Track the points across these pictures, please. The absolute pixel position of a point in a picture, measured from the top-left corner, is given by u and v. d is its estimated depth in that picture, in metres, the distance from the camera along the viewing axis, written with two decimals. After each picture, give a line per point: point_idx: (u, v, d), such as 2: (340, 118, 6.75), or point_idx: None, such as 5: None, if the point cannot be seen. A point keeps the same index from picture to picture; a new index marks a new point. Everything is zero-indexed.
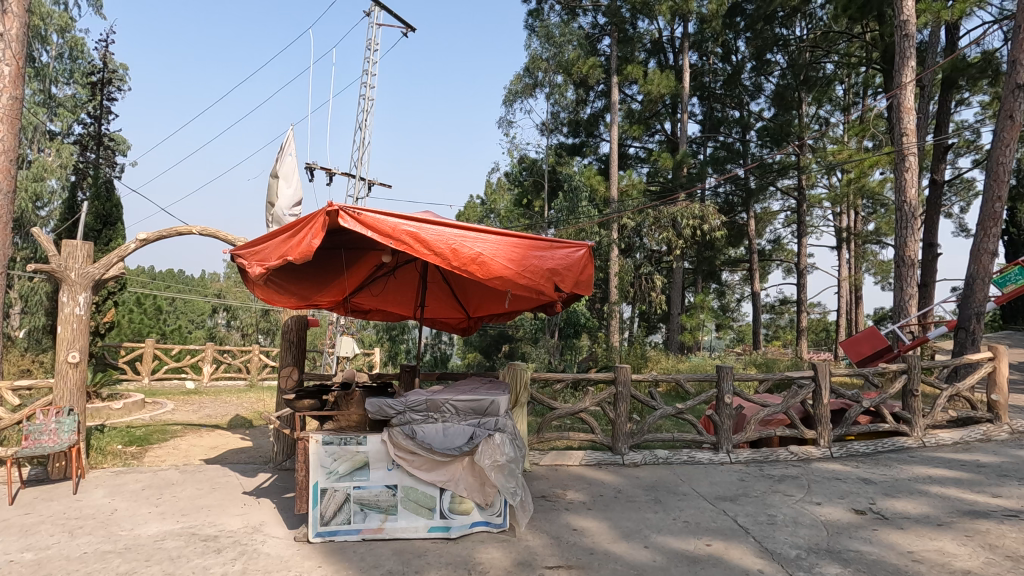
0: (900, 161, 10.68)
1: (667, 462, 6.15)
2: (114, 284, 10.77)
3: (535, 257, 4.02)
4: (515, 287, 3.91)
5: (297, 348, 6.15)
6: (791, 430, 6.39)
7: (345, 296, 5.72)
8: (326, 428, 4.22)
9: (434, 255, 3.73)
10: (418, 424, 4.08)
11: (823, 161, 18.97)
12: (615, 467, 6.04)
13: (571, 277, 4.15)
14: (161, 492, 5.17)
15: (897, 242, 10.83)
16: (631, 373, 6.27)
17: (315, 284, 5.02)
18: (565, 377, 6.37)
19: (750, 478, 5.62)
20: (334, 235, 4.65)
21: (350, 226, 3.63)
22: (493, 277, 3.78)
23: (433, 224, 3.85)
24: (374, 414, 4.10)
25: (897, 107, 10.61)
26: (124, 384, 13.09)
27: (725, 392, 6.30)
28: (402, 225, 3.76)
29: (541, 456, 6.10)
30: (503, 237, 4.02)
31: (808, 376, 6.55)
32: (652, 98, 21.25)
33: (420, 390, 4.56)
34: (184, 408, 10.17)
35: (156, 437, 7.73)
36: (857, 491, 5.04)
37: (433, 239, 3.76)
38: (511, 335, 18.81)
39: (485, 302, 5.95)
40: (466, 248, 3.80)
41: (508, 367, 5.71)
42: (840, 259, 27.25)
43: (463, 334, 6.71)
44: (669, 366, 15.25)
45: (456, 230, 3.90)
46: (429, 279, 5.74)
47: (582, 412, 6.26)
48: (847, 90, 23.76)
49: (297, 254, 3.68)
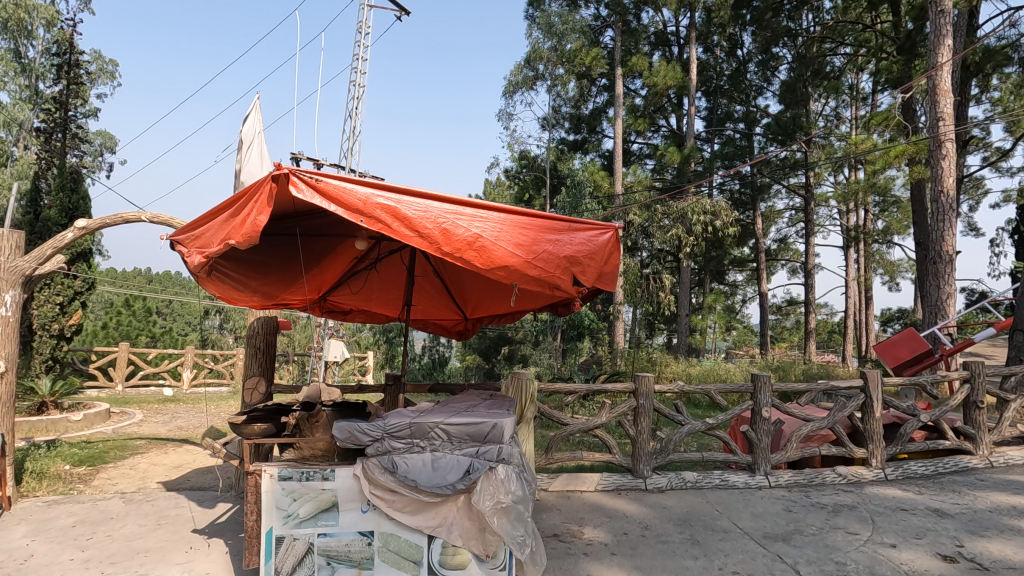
0: (935, 149, 9.79)
1: (696, 487, 5.31)
2: (80, 283, 9.86)
3: (549, 242, 3.16)
4: (523, 282, 3.05)
5: (264, 355, 5.22)
6: (837, 448, 5.55)
7: (317, 294, 4.86)
8: (287, 457, 3.39)
9: (420, 239, 2.85)
10: (400, 455, 3.22)
11: (832, 157, 18.06)
12: (637, 493, 5.18)
13: (594, 268, 3.27)
14: (93, 531, 4.27)
15: (932, 237, 9.98)
16: (653, 384, 5.41)
17: (274, 274, 4.19)
18: (576, 388, 5.51)
19: (797, 508, 4.76)
20: (299, 219, 3.83)
21: (307, 198, 2.68)
22: (494, 267, 2.94)
23: (419, 198, 2.96)
24: (343, 442, 3.22)
25: (932, 90, 9.73)
26: (95, 392, 12.17)
27: (762, 405, 5.45)
28: (379, 198, 2.83)
29: (551, 481, 5.23)
30: (508, 216, 3.15)
31: (856, 388, 5.71)
32: (658, 90, 20.28)
33: (404, 410, 3.65)
34: (153, 419, 9.27)
35: (113, 454, 6.83)
36: (935, 529, 4.17)
37: (417, 218, 2.87)
38: (510, 337, 17.93)
39: (486, 301, 5.09)
40: (460, 230, 2.92)
41: (512, 377, 4.83)
42: (849, 259, 26.37)
43: (460, 339, 5.86)
44: (679, 369, 14.33)
45: (449, 206, 3.01)
46: (419, 274, 4.89)
47: (596, 429, 5.41)
48: (857, 85, 22.96)
49: (240, 237, 2.73)
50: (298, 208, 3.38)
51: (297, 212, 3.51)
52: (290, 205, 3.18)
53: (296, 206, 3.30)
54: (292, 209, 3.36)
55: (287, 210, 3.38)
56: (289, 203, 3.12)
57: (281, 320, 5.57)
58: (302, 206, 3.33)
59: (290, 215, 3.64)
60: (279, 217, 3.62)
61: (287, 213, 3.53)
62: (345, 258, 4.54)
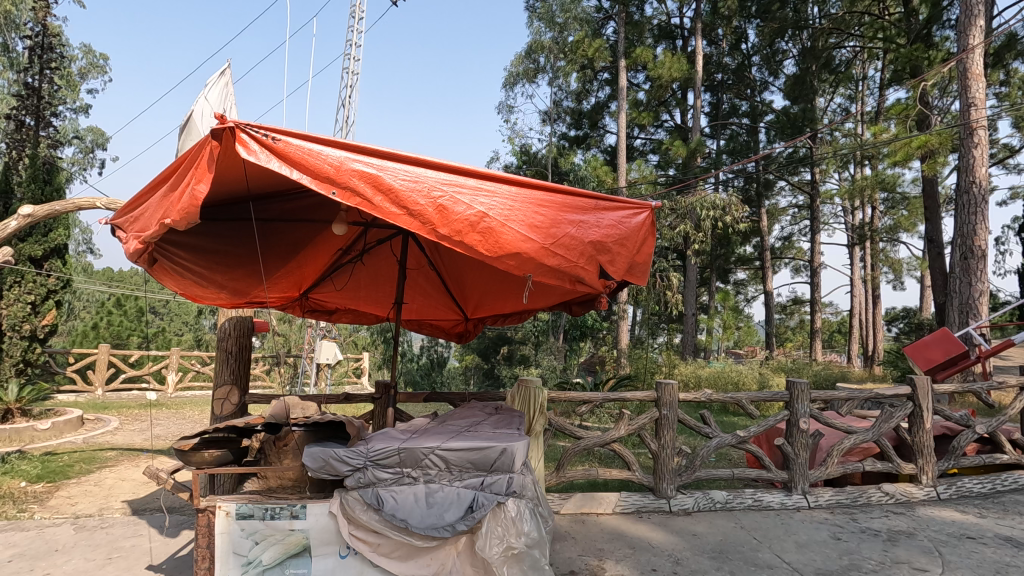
0: (966, 137, 9.30)
1: (727, 508, 4.72)
2: (54, 280, 9.25)
3: (572, 224, 2.54)
4: (539, 275, 2.46)
5: (236, 361, 4.54)
6: (883, 463, 4.96)
7: (300, 289, 4.33)
8: (249, 488, 2.78)
9: (409, 219, 2.24)
10: (387, 487, 2.61)
11: (839, 152, 17.46)
12: (661, 516, 4.58)
13: (625, 256, 2.66)
14: (29, 568, 3.63)
15: (961, 231, 9.41)
16: (677, 393, 4.80)
17: (247, 266, 3.68)
18: (590, 396, 4.90)
19: (847, 535, 4.16)
20: (269, 198, 3.29)
21: (258, 161, 2.04)
22: (503, 255, 2.35)
23: (408, 164, 2.33)
24: (316, 473, 2.56)
25: (963, 74, 9.19)
26: (75, 396, 11.56)
27: (800, 415, 4.85)
28: (357, 162, 2.19)
29: (563, 503, 4.62)
30: (520, 190, 2.53)
31: (902, 396, 5.12)
32: (662, 83, 19.56)
33: (392, 429, 3.03)
34: (131, 427, 8.65)
35: (78, 469, 6.21)
36: (1016, 566, 3.57)
37: (407, 190, 2.25)
38: (509, 337, 17.35)
39: (490, 297, 4.48)
40: (460, 209, 2.31)
41: (520, 385, 4.21)
42: (854, 258, 25.82)
43: (460, 342, 5.24)
44: (687, 370, 13.74)
45: (447, 175, 2.39)
46: (411, 266, 4.30)
47: (613, 444, 4.80)
48: (866, 79, 22.33)
49: (178, 214, 2.11)
50: (261, 186, 2.84)
51: (261, 190, 2.98)
52: (243, 179, 2.56)
53: (249, 182, 2.70)
54: (254, 185, 2.82)
55: (249, 187, 2.84)
56: (242, 176, 2.49)
57: (256, 321, 4.90)
58: (256, 183, 2.74)
59: (254, 193, 3.10)
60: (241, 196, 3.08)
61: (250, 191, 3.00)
62: (326, 249, 3.98)
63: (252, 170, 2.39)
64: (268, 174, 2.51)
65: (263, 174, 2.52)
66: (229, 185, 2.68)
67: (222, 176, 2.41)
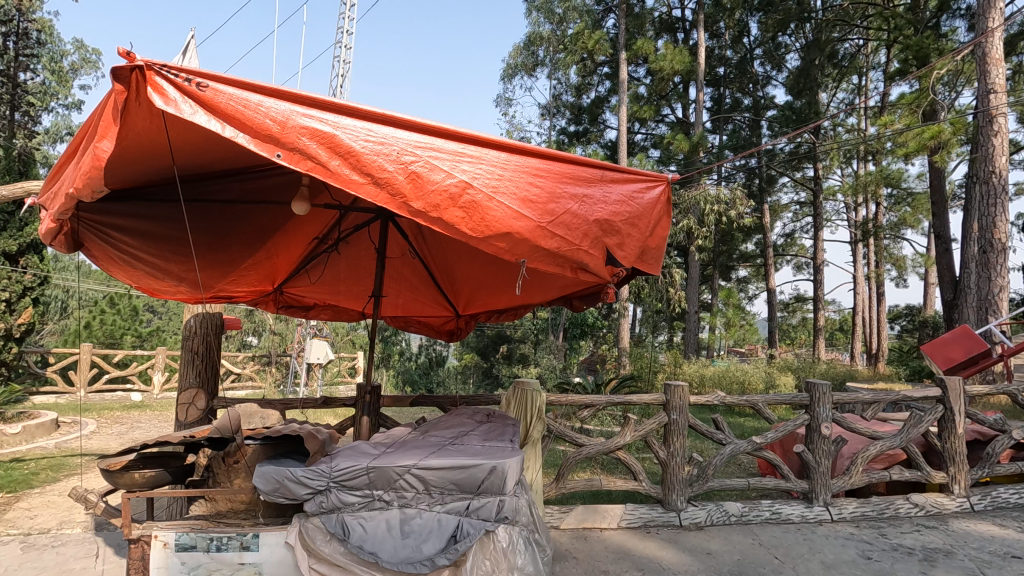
0: (984, 125, 8.88)
1: (743, 522, 4.32)
2: (30, 276, 8.87)
3: (575, 199, 2.13)
4: (534, 261, 2.05)
5: (202, 363, 4.08)
6: (911, 472, 4.55)
7: (273, 282, 3.92)
8: (194, 514, 2.35)
9: (374, 189, 1.83)
10: (355, 513, 2.17)
11: (843, 148, 16.95)
12: (671, 532, 4.16)
13: (635, 239, 2.26)
14: None
15: (980, 223, 8.99)
16: (688, 396, 4.38)
17: (206, 253, 3.26)
18: (591, 399, 4.49)
19: (878, 553, 3.76)
20: (226, 176, 2.87)
21: (179, 113, 1.62)
22: (490, 235, 1.95)
23: (374, 120, 1.90)
24: (268, 496, 2.13)
25: (981, 59, 8.77)
26: (56, 397, 11.18)
27: (821, 419, 4.44)
28: (308, 119, 1.77)
29: (563, 517, 4.21)
30: (514, 156, 2.10)
31: (930, 398, 4.72)
32: (664, 76, 18.92)
33: (366, 441, 2.58)
34: (109, 430, 8.25)
35: (43, 477, 5.79)
36: None
37: (372, 153, 1.83)
38: (507, 335, 16.90)
39: (483, 290, 4.07)
40: (438, 180, 1.90)
41: (515, 388, 3.80)
42: (858, 254, 25.36)
43: (451, 340, 4.83)
44: (691, 370, 13.28)
45: (423, 136, 1.96)
46: (394, 256, 3.89)
47: (619, 452, 4.37)
48: (870, 72, 21.88)
49: (83, 181, 1.71)
50: (206, 158, 2.45)
51: (213, 164, 2.58)
52: (167, 148, 2.16)
53: (175, 155, 2.30)
54: (197, 158, 2.42)
55: (191, 160, 2.44)
56: (162, 143, 2.09)
57: (227, 320, 4.43)
58: (187, 155, 2.34)
59: (205, 170, 2.68)
60: (189, 173, 2.67)
61: (199, 166, 2.59)
62: (299, 235, 3.57)
63: (181, 130, 1.98)
64: (198, 139, 2.10)
65: (190, 139, 2.10)
66: (148, 159, 2.28)
67: (142, 141, 2.02)
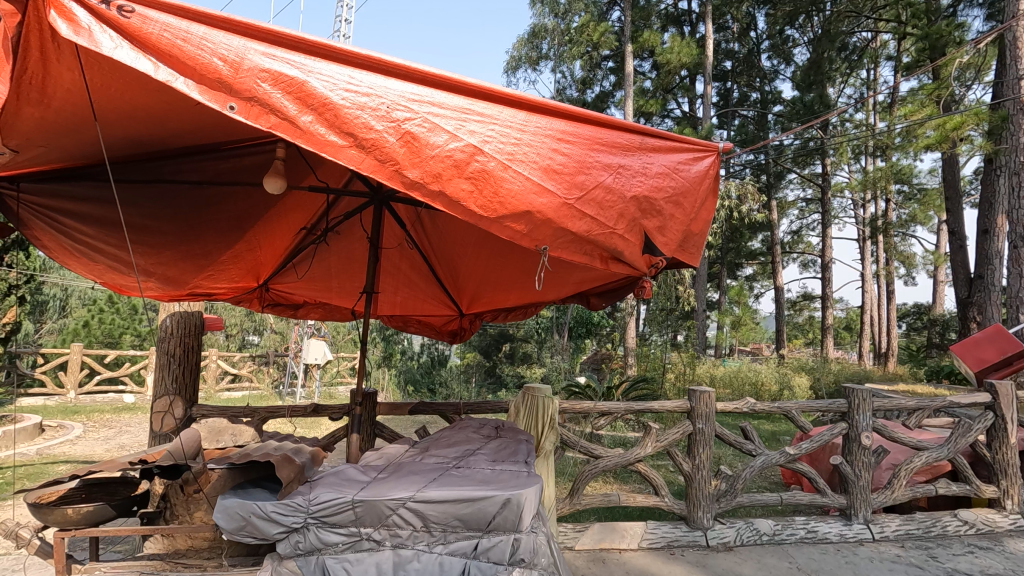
0: (1016, 114, 8.43)
1: (775, 541, 3.93)
2: (15, 273, 8.51)
3: (609, 172, 1.74)
4: (557, 248, 1.67)
5: (178, 368, 3.66)
6: (960, 486, 4.14)
7: (257, 277, 3.54)
8: (149, 554, 1.97)
9: (357, 152, 1.43)
10: (337, 554, 1.76)
11: (853, 143, 16.44)
12: (697, 553, 3.77)
13: (676, 224, 1.88)
14: None
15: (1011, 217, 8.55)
16: (714, 402, 3.98)
17: (174, 244, 2.89)
18: (608, 406, 4.09)
19: None
20: (195, 155, 2.50)
21: (93, 45, 1.23)
22: (504, 216, 1.56)
23: (356, 64, 1.50)
24: (232, 536, 1.74)
25: (1012, 45, 8.34)
26: (44, 399, 10.83)
27: (862, 428, 4.04)
28: (267, 59, 1.38)
29: (578, 537, 3.81)
30: (534, 117, 1.71)
31: (979, 405, 4.30)
32: (670, 69, 18.27)
33: (356, 465, 2.18)
34: (95, 435, 7.87)
35: (18, 487, 5.43)
36: None
37: (350, 109, 1.43)
38: (511, 334, 16.53)
39: (492, 284, 3.67)
40: (438, 144, 1.50)
41: (525, 394, 3.40)
42: (868, 251, 24.84)
43: (453, 340, 4.42)
44: (701, 371, 12.80)
45: (420, 86, 1.56)
46: (392, 247, 3.49)
47: (638, 464, 3.96)
48: (881, 66, 21.36)
49: None
50: (161, 125, 2.09)
51: (174, 135, 2.22)
52: (104, 105, 1.79)
53: (120, 119, 1.96)
54: (151, 124, 2.06)
55: (144, 128, 2.07)
56: (94, 101, 1.74)
57: (208, 320, 4.01)
58: (136, 119, 1.98)
59: (167, 144, 2.32)
60: (147, 147, 2.30)
61: (158, 138, 2.23)
62: (283, 226, 3.19)
63: (115, 75, 1.60)
64: (140, 90, 1.74)
65: (131, 93, 1.75)
66: (87, 125, 1.92)
67: (66, 94, 1.64)
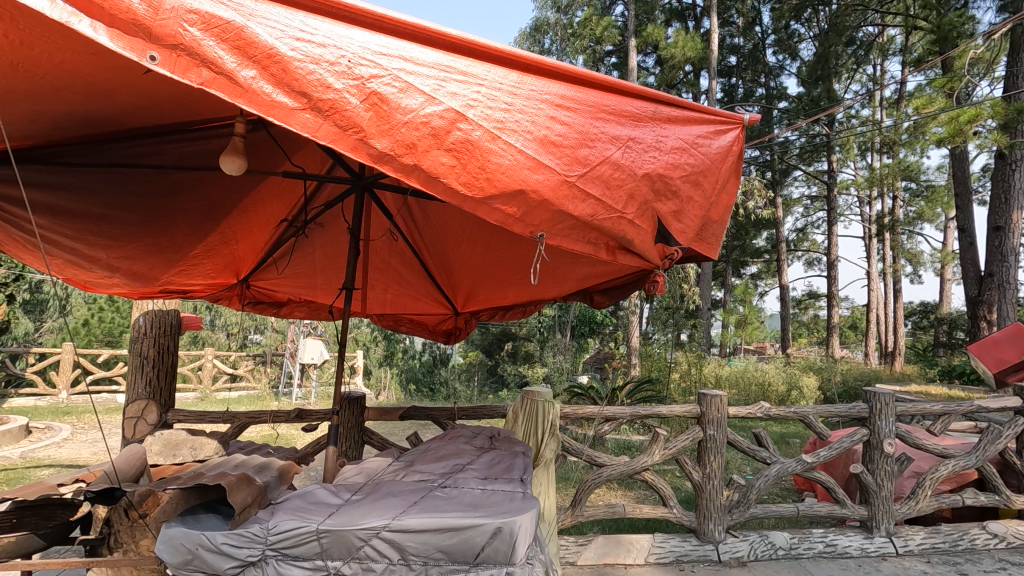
0: None
1: (791, 556, 3.67)
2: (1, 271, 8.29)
3: (616, 143, 1.49)
4: (554, 233, 1.41)
5: (151, 371, 3.39)
6: (988, 496, 3.88)
7: (235, 273, 3.29)
8: None
9: (312, 117, 1.19)
10: None
11: (860, 138, 16.10)
12: (708, 569, 3.51)
13: (695, 205, 1.63)
14: None
15: None
16: (726, 407, 3.72)
17: (139, 236, 2.63)
18: (612, 409, 3.84)
19: None
20: (157, 136, 2.25)
21: None
22: (492, 193, 1.31)
23: (310, 10, 1.25)
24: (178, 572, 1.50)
25: None
26: (36, 400, 10.62)
27: (884, 434, 3.77)
28: None
29: (581, 552, 3.56)
30: (528, 77, 1.46)
31: (1008, 409, 4.04)
32: (674, 65, 17.96)
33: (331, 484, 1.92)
34: (83, 437, 7.64)
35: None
36: None
37: (299, 61, 1.18)
38: (512, 333, 16.26)
39: (487, 280, 3.42)
40: (411, 108, 1.25)
41: (525, 398, 3.15)
42: (874, 249, 24.49)
43: (447, 341, 4.16)
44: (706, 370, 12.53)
45: (388, 39, 1.31)
46: (379, 239, 3.24)
47: (645, 472, 3.70)
48: (888, 61, 20.99)
49: None
50: (108, 99, 1.84)
51: (128, 112, 1.98)
52: (27, 67, 1.55)
53: (51, 89, 1.72)
54: (95, 97, 1.82)
55: (88, 102, 1.84)
56: (14, 59, 1.50)
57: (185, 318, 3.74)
58: (71, 89, 1.73)
59: (122, 123, 2.07)
60: (100, 126, 2.06)
61: (108, 115, 1.99)
62: (260, 217, 2.96)
63: (30, 26, 1.36)
64: (67, 50, 1.49)
65: (58, 54, 1.51)
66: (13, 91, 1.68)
67: None
